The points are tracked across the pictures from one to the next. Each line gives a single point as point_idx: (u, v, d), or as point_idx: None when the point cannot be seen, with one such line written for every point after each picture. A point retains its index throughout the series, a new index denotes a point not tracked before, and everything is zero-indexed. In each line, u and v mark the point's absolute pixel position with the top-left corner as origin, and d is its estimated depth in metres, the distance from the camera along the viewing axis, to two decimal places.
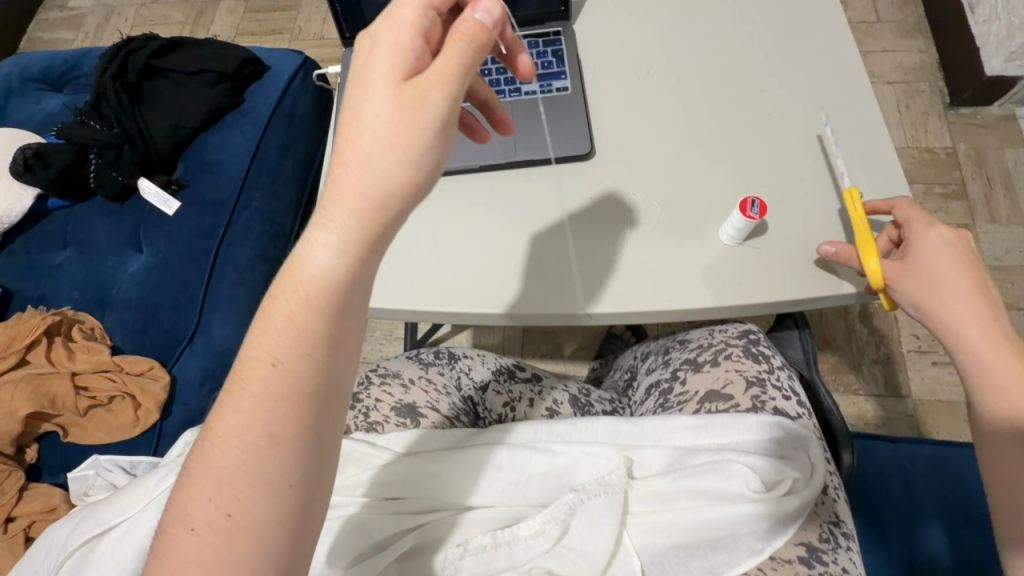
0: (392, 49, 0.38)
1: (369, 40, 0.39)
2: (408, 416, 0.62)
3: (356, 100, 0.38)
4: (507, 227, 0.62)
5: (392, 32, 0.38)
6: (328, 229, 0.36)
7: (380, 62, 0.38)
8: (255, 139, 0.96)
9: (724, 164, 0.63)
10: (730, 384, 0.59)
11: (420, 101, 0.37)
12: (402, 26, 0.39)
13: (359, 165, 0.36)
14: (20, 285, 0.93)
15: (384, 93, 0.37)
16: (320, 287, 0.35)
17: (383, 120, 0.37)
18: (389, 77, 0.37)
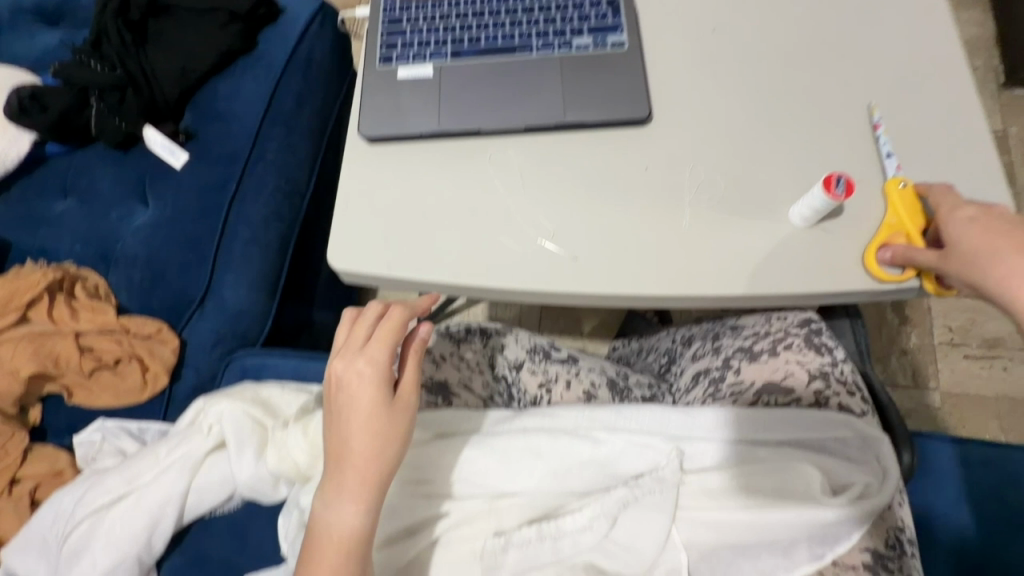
0: (370, 381, 0.48)
1: (353, 372, 0.48)
2: (440, 394, 0.58)
3: (348, 399, 0.48)
4: (553, 198, 0.57)
5: (366, 359, 0.48)
6: (353, 500, 0.46)
7: (365, 389, 0.48)
8: (269, 89, 0.89)
9: (801, 133, 0.56)
10: (790, 376, 0.55)
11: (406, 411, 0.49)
12: (375, 349, 0.49)
13: (361, 437, 0.47)
14: (18, 235, 0.87)
15: (373, 403, 0.47)
16: (351, 539, 0.45)
17: (370, 423, 0.47)
18: (372, 402, 0.47)
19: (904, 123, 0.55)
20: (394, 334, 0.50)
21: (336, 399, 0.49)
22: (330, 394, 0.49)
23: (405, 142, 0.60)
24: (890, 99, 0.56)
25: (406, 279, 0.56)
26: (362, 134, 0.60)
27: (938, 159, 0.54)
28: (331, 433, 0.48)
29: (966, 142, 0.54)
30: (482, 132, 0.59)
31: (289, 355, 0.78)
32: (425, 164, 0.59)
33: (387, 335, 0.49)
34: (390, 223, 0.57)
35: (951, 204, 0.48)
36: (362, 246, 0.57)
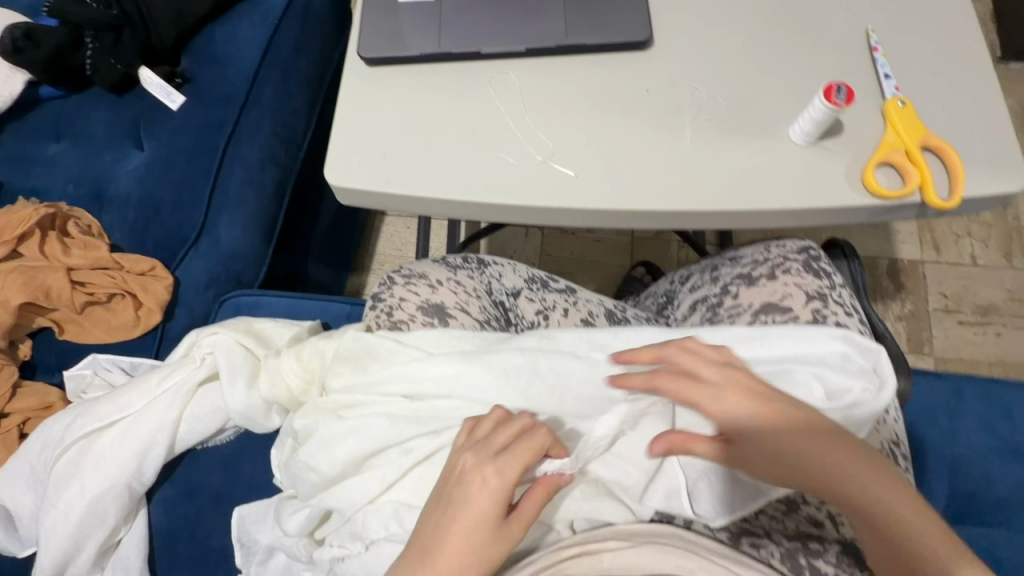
0: (494, 492, 0.42)
1: (476, 472, 0.43)
2: (436, 316, 0.56)
3: (459, 508, 0.42)
4: (553, 120, 0.56)
5: (494, 465, 0.43)
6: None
7: (484, 498, 0.42)
8: (267, 33, 0.88)
9: (802, 57, 0.56)
10: (789, 297, 0.55)
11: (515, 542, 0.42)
12: (508, 459, 0.43)
13: (453, 552, 0.40)
14: (10, 177, 0.86)
15: (484, 522, 0.41)
16: None
17: (474, 554, 0.40)
18: (488, 519, 0.41)
19: (904, 47, 0.55)
20: (533, 452, 0.43)
21: (450, 488, 0.43)
22: (448, 480, 0.44)
23: (403, 65, 0.59)
24: (891, 25, 0.56)
25: (404, 198, 0.55)
26: (360, 56, 0.59)
27: (938, 81, 0.54)
28: (427, 521, 0.43)
29: (964, 66, 0.55)
30: (482, 54, 0.58)
31: (284, 296, 0.77)
32: (424, 85, 0.58)
33: (525, 450, 0.43)
34: (387, 142, 0.57)
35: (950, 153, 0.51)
36: (358, 163, 0.56)
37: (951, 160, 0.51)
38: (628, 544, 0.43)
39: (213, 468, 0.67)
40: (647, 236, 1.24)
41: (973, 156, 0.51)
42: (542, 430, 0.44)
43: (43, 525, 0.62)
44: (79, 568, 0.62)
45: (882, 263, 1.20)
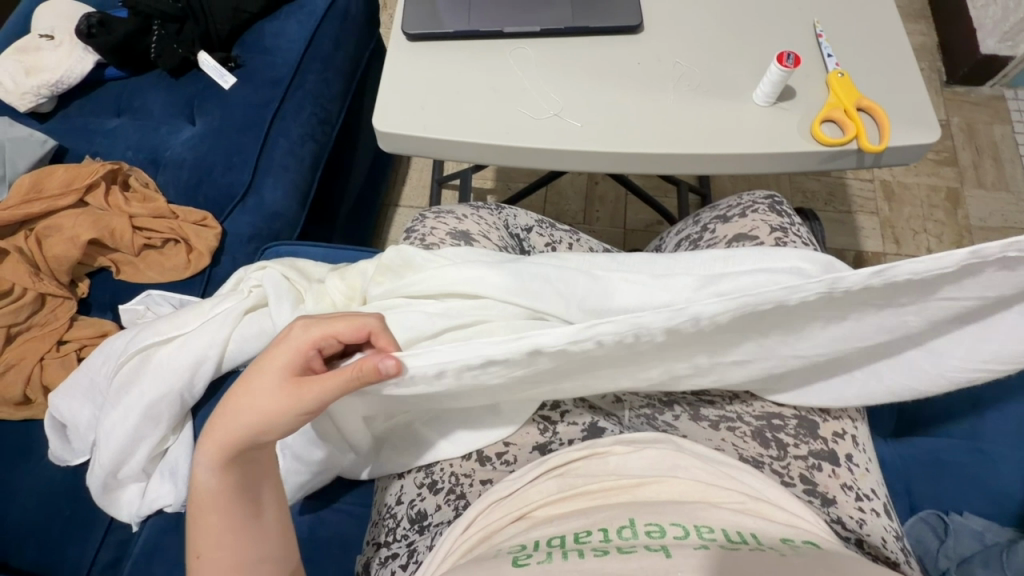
0: (294, 346, 0.43)
1: (289, 329, 0.45)
2: (463, 240, 0.67)
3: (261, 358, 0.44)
4: (564, 84, 0.68)
5: (306, 325, 0.44)
6: (203, 450, 0.44)
7: (279, 354, 0.43)
8: (311, 29, 1.01)
9: (763, 40, 0.70)
10: (756, 228, 0.66)
11: (302, 402, 0.42)
12: (324, 322, 0.44)
13: (246, 395, 0.43)
14: (73, 143, 0.95)
15: (274, 370, 0.43)
16: (201, 483, 0.44)
17: (259, 400, 0.42)
18: (279, 371, 0.43)
19: (844, 35, 0.69)
20: (351, 328, 0.44)
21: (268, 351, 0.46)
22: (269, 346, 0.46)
23: (440, 39, 0.71)
24: (832, 19, 0.71)
25: (440, 141, 0.66)
26: (404, 32, 0.72)
27: (870, 60, 0.68)
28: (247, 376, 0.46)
29: (891, 49, 0.68)
30: (505, 33, 0.71)
31: (319, 246, 0.86)
32: (457, 55, 0.71)
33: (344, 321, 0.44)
34: (427, 98, 0.68)
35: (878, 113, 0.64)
36: (402, 114, 0.67)
37: (879, 116, 0.64)
38: (632, 450, 0.54)
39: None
40: (638, 229, 1.36)
41: (898, 115, 0.64)
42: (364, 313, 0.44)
43: (103, 427, 0.69)
44: (131, 468, 0.70)
45: (849, 255, 1.33)
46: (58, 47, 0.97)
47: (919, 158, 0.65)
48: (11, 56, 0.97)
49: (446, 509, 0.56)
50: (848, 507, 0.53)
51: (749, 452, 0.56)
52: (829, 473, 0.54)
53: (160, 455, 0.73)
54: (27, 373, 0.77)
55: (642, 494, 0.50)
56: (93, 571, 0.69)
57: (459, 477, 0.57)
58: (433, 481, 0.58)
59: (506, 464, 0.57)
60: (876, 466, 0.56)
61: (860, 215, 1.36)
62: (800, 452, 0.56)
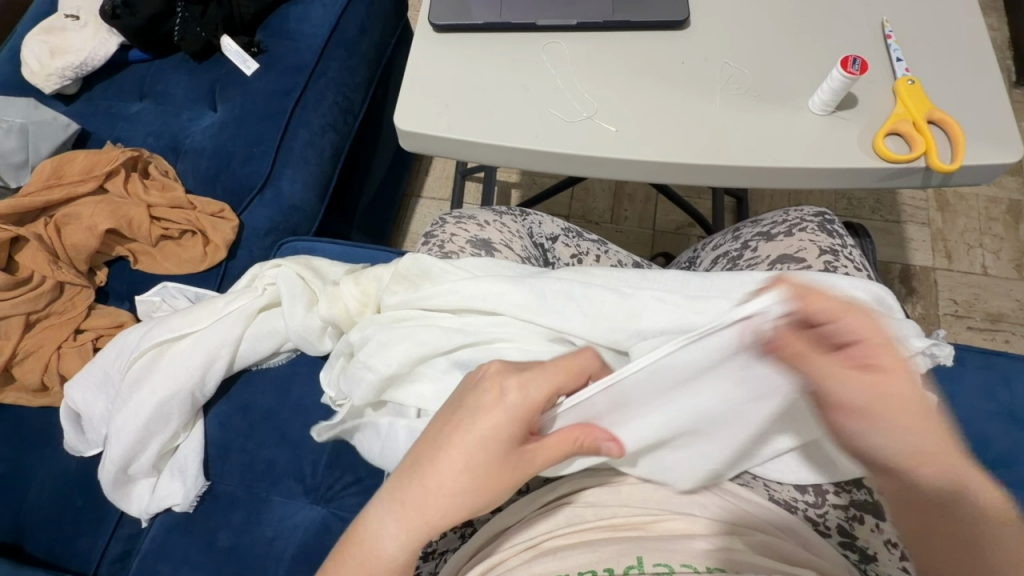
0: (513, 411, 0.39)
1: (498, 386, 0.40)
2: (483, 249, 0.64)
3: (469, 421, 0.39)
4: (599, 85, 0.63)
5: (522, 383, 0.40)
6: (401, 517, 0.38)
7: (500, 419, 0.39)
8: (337, 14, 0.97)
9: (822, 41, 0.63)
10: (803, 250, 0.61)
11: (517, 467, 0.39)
12: (539, 382, 0.40)
13: (458, 463, 0.38)
14: (96, 127, 0.94)
15: (494, 441, 0.39)
16: (382, 565, 0.38)
17: (482, 471, 0.38)
18: (503, 442, 0.39)
19: (917, 36, 0.62)
20: (569, 382, 0.42)
21: (466, 404, 0.40)
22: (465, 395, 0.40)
23: (468, 32, 0.67)
24: (903, 18, 0.63)
25: (463, 142, 0.62)
26: (431, 23, 0.67)
27: (945, 66, 0.61)
28: (440, 430, 0.40)
29: (970, 54, 0.61)
30: (538, 26, 0.66)
31: (337, 243, 0.83)
32: (485, 50, 0.66)
33: (561, 374, 0.42)
34: (451, 95, 0.64)
35: (951, 126, 0.57)
36: (425, 112, 0.63)
37: (953, 130, 0.57)
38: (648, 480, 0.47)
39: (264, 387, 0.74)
40: (668, 231, 1.30)
41: (975, 129, 0.58)
42: (583, 361, 0.43)
43: (116, 421, 0.69)
44: (141, 465, 0.69)
45: (895, 268, 1.24)
46: (83, 28, 0.96)
47: (996, 179, 0.58)
48: (37, 36, 0.96)
49: (451, 536, 0.52)
50: (891, 567, 0.47)
51: (782, 496, 0.51)
52: (873, 527, 0.49)
53: (171, 450, 0.72)
54: (45, 361, 0.78)
55: (656, 531, 0.44)
56: (102, 564, 0.69)
57: None
58: None
59: (517, 493, 0.53)
60: None
61: (909, 225, 1.27)
62: (840, 501, 0.50)
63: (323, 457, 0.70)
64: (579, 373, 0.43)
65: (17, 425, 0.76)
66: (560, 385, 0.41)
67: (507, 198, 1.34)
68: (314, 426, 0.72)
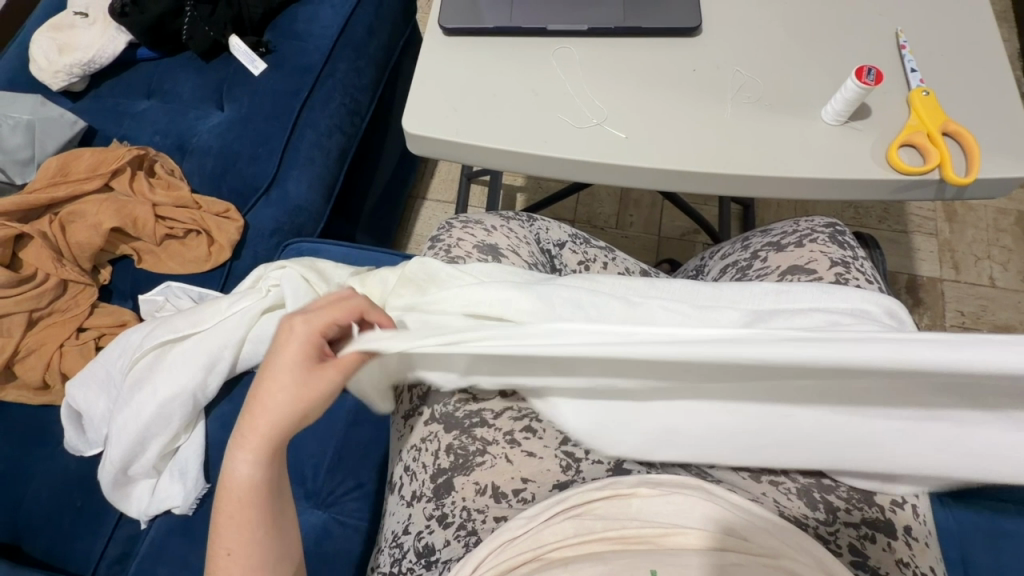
0: (303, 339, 0.42)
1: (287, 327, 0.43)
2: (490, 254, 0.63)
3: (279, 357, 0.42)
4: (609, 91, 0.63)
5: (304, 318, 0.43)
6: (246, 446, 0.41)
7: (295, 349, 0.42)
8: (345, 15, 0.97)
9: (835, 50, 0.62)
10: (814, 261, 0.60)
11: (328, 383, 0.42)
12: (319, 314, 0.43)
13: (279, 390, 0.41)
14: (102, 125, 0.94)
15: (296, 364, 0.42)
16: (241, 492, 0.41)
17: (292, 390, 0.41)
18: (301, 364, 0.42)
19: (932, 46, 0.62)
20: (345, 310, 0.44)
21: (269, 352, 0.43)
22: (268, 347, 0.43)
23: (478, 35, 0.66)
24: (917, 28, 0.63)
25: (471, 147, 0.61)
26: (441, 26, 0.67)
27: (960, 77, 0.60)
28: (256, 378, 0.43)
29: (985, 65, 0.60)
30: (549, 30, 0.66)
31: (342, 245, 0.83)
32: (495, 54, 0.65)
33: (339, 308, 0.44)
34: (460, 99, 0.63)
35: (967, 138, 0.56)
36: (433, 116, 0.63)
37: (968, 143, 0.56)
38: (658, 492, 0.45)
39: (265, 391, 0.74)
40: (673, 237, 1.30)
41: (990, 141, 0.57)
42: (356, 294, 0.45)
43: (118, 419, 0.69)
44: (142, 465, 0.69)
45: (902, 278, 1.23)
46: (92, 26, 0.96)
47: (1009, 192, 0.58)
48: (46, 33, 0.96)
49: (454, 546, 0.49)
50: None
51: (792, 512, 0.49)
52: (884, 546, 0.48)
53: (171, 451, 0.72)
54: (47, 360, 0.77)
55: (666, 545, 0.43)
56: (100, 565, 0.68)
57: (470, 511, 0.50)
58: (443, 513, 0.51)
59: (523, 503, 0.49)
60: (935, 540, 0.50)
61: (916, 235, 1.26)
62: (852, 519, 0.49)
63: (325, 461, 0.70)
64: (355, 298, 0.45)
65: (17, 423, 0.75)
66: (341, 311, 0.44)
67: (513, 202, 1.34)
68: (317, 430, 0.71)
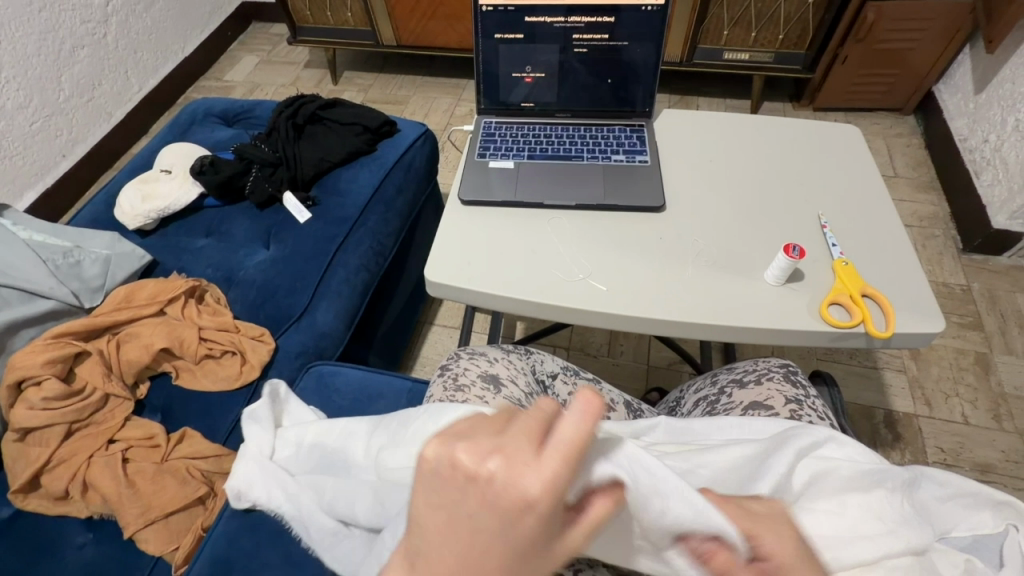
0: (534, 512, 0.28)
1: (464, 473, 0.28)
2: (492, 384, 0.73)
3: (467, 533, 0.28)
4: (591, 253, 0.78)
5: (524, 479, 0.28)
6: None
7: (517, 526, 0.28)
8: (381, 177, 1.18)
9: (772, 226, 0.79)
10: (771, 397, 0.70)
11: (526, 536, 0.28)
12: (545, 468, 0.28)
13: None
14: (165, 258, 1.10)
15: (513, 549, 0.28)
16: None
17: (490, 568, 0.28)
18: (520, 549, 0.28)
19: (848, 227, 0.78)
20: (575, 453, 0.29)
21: (447, 505, 0.29)
22: (439, 497, 0.29)
23: (489, 205, 0.84)
24: (834, 211, 0.80)
25: (480, 292, 0.75)
26: (460, 197, 0.85)
27: (872, 250, 0.75)
28: (420, 547, 0.29)
29: (890, 242, 0.76)
30: (545, 204, 0.83)
31: (359, 368, 0.93)
32: (502, 219, 0.82)
33: (559, 455, 0.28)
34: (472, 254, 0.78)
35: (882, 301, 0.70)
36: (450, 267, 0.77)
37: (884, 304, 0.69)
38: None
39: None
40: (661, 366, 1.40)
41: (901, 303, 0.70)
42: (583, 414, 0.29)
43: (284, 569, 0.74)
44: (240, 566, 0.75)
45: (880, 411, 1.30)
46: (172, 180, 1.17)
47: (927, 344, 0.69)
48: (135, 185, 1.16)
49: None
50: None
51: None
52: None
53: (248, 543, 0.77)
54: (74, 469, 0.82)
55: None
56: None
57: None
58: None
59: None
60: None
61: (887, 371, 1.36)
62: None
63: None
64: (586, 434, 0.29)
65: (34, 529, 0.79)
66: (571, 447, 0.28)
67: (513, 329, 1.47)
68: (318, 549, 0.75)
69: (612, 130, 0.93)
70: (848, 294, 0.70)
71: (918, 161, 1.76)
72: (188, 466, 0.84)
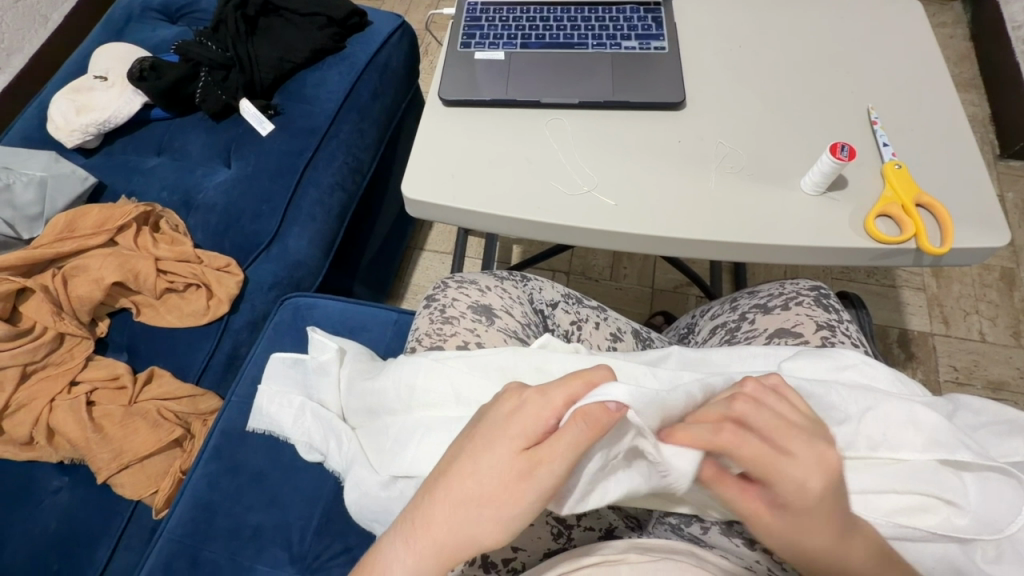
0: (528, 419, 0.36)
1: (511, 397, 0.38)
2: (484, 315, 0.64)
3: (485, 435, 0.38)
4: (597, 162, 0.66)
5: (538, 391, 0.37)
6: (412, 542, 0.36)
7: (515, 424, 0.37)
8: (351, 80, 1.02)
9: (812, 124, 0.66)
10: (800, 324, 0.61)
11: (520, 438, 0.36)
12: (554, 388, 0.37)
13: (477, 473, 0.36)
14: (112, 180, 0.97)
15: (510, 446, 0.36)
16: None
17: (493, 462, 0.36)
18: (513, 444, 0.36)
19: (902, 124, 0.66)
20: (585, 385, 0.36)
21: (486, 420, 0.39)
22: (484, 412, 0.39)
23: (475, 106, 0.70)
24: (887, 105, 0.67)
25: (467, 211, 0.64)
26: (441, 97, 0.71)
27: (930, 150, 0.64)
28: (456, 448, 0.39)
29: (950, 139, 0.64)
30: (542, 103, 0.70)
31: (338, 299, 0.84)
32: (491, 122, 0.69)
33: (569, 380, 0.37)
34: (458, 166, 0.66)
35: (941, 212, 0.59)
36: (432, 182, 0.65)
37: (941, 215, 0.59)
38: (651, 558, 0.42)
39: (244, 409, 0.76)
40: (667, 289, 1.32)
41: (960, 213, 0.60)
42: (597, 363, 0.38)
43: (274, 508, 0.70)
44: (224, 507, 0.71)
45: (893, 331, 1.24)
46: (109, 88, 1.01)
47: (983, 261, 0.60)
48: (67, 95, 1.01)
49: None
50: None
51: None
52: None
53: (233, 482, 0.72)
54: (36, 414, 0.76)
55: None
56: None
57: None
58: None
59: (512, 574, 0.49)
60: None
61: (905, 290, 1.28)
62: None
63: (313, 521, 0.69)
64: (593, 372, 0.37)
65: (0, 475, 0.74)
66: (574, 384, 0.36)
67: (509, 253, 1.37)
68: (305, 489, 0.70)
69: (623, 10, 0.77)
70: (897, 204, 0.60)
71: (960, 56, 1.57)
72: (159, 406, 0.79)
